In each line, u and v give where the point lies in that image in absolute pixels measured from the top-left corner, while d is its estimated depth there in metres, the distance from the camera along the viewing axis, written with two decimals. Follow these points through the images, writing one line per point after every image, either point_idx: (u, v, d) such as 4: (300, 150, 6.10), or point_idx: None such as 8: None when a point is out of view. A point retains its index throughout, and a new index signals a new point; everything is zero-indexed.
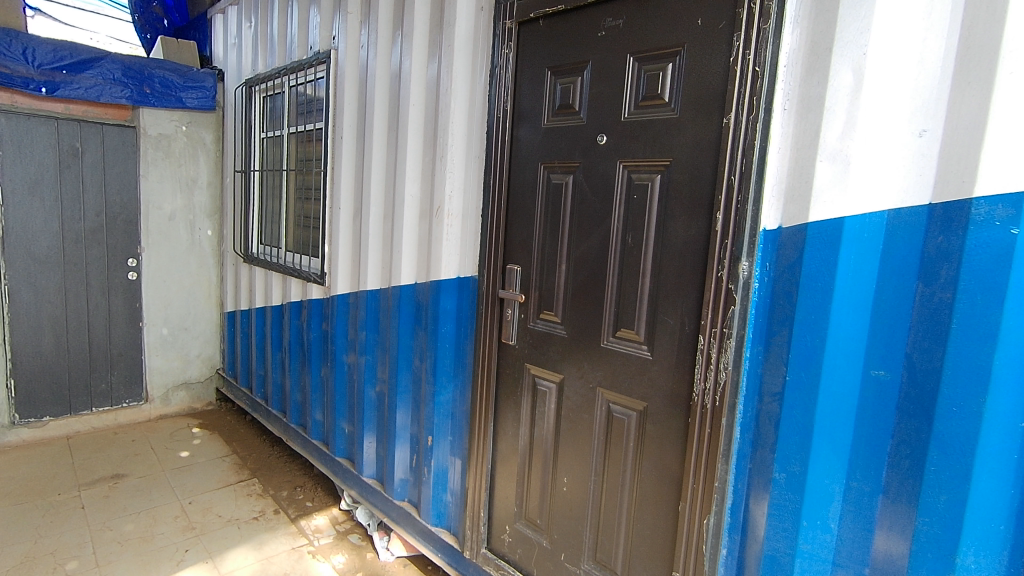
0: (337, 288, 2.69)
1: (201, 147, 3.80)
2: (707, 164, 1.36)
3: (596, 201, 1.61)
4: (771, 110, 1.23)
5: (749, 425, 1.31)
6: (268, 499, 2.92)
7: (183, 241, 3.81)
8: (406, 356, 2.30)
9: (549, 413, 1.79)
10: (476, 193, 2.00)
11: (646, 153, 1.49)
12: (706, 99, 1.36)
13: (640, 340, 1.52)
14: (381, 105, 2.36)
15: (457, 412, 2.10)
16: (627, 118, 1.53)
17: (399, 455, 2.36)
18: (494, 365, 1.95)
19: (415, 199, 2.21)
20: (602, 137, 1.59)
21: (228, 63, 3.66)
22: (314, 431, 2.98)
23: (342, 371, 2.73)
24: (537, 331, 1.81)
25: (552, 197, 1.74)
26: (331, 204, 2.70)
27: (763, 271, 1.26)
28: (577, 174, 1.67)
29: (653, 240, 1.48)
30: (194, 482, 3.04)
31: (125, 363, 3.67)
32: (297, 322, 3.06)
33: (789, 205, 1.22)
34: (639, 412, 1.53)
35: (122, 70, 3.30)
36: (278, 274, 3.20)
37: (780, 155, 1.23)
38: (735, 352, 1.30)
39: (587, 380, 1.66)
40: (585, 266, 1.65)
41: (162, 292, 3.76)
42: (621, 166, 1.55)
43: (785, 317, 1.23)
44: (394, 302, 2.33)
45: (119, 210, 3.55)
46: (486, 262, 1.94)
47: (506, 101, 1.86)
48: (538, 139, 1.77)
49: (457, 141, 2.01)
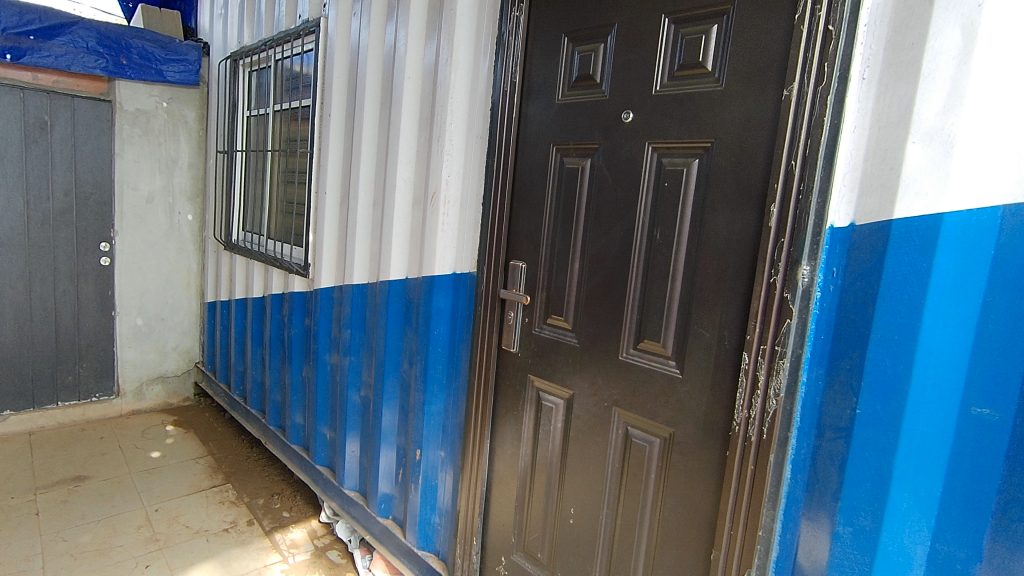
0: (321, 281, 2.45)
1: (182, 125, 3.54)
2: (759, 146, 1.13)
3: (618, 190, 1.37)
4: (847, 77, 1.00)
5: (802, 464, 1.08)
6: (241, 508, 2.69)
7: (161, 225, 3.55)
8: (394, 360, 2.07)
9: (555, 432, 1.55)
10: (477, 177, 1.75)
11: (682, 132, 1.25)
12: (760, 67, 1.13)
13: (668, 355, 1.29)
14: (374, 80, 2.12)
15: (449, 424, 1.87)
16: (659, 91, 1.29)
17: (385, 467, 2.14)
18: (492, 375, 1.72)
19: (408, 184, 1.97)
20: (627, 114, 1.35)
21: (214, 34, 3.40)
22: (294, 435, 2.75)
23: (324, 373, 2.49)
24: (543, 337, 1.57)
25: (565, 184, 1.50)
26: (317, 188, 2.45)
27: (829, 278, 1.03)
28: (596, 157, 1.43)
29: (688, 237, 1.25)
30: (163, 488, 2.80)
31: (95, 355, 3.42)
32: (279, 316, 2.82)
33: (866, 198, 0.99)
34: (664, 439, 1.29)
35: (96, 38, 3.04)
36: (260, 264, 2.94)
37: (856, 135, 1.00)
38: (789, 375, 1.07)
39: (602, 398, 1.42)
40: (603, 264, 1.41)
41: (137, 279, 3.51)
42: (650, 148, 1.31)
43: (856, 334, 1.01)
44: (382, 298, 2.09)
45: (91, 190, 3.28)
46: (487, 257, 1.71)
47: (514, 74, 1.61)
48: (550, 116, 1.54)
49: (457, 120, 1.76)
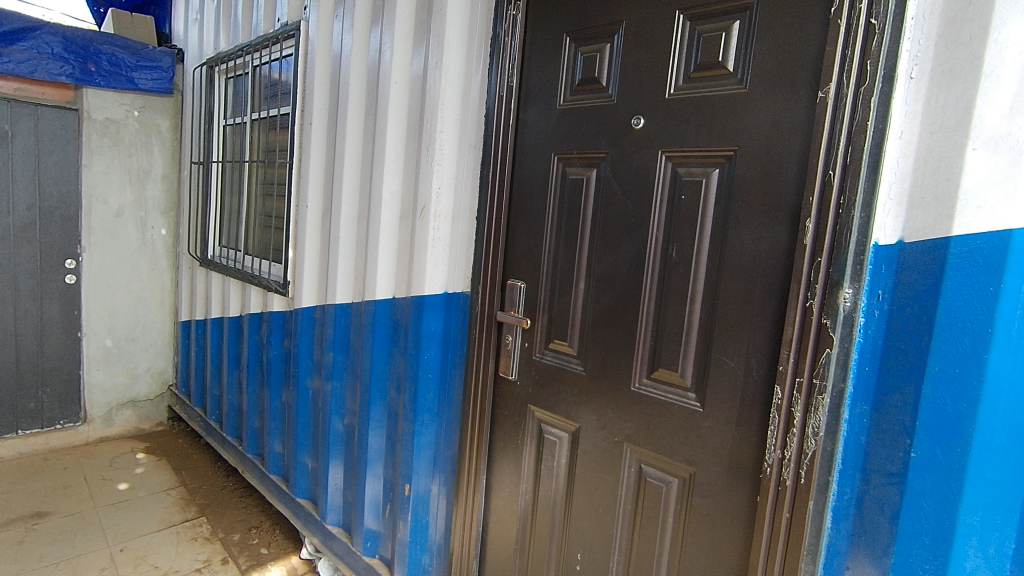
0: (302, 300, 2.29)
1: (155, 135, 3.38)
2: (790, 155, 1.01)
3: (627, 203, 1.25)
4: (893, 76, 0.88)
5: (846, 513, 0.94)
6: (216, 544, 2.50)
7: (132, 240, 3.37)
8: (381, 385, 1.92)
9: (559, 468, 1.41)
10: (471, 189, 1.62)
11: (701, 140, 1.13)
12: (790, 68, 1.02)
13: (687, 386, 1.16)
14: (358, 85, 1.99)
15: (441, 457, 1.71)
16: (673, 94, 1.17)
17: (370, 502, 1.99)
18: (488, 405, 1.59)
19: (395, 197, 1.84)
20: (637, 120, 1.24)
21: (189, 40, 3.25)
22: (272, 464, 2.58)
23: (305, 398, 2.33)
24: (545, 364, 1.44)
25: (569, 197, 1.38)
26: (297, 201, 2.30)
27: (874, 302, 0.91)
28: (602, 167, 1.31)
29: (708, 256, 1.13)
30: (130, 524, 2.61)
31: (60, 380, 3.21)
32: (256, 337, 2.65)
33: (915, 211, 0.87)
34: (683, 480, 1.16)
35: (62, 44, 2.86)
36: (236, 281, 2.78)
37: (904, 141, 0.88)
38: (829, 411, 0.95)
39: (611, 432, 1.29)
40: (611, 285, 1.29)
41: (107, 297, 3.32)
42: (663, 157, 1.19)
43: (908, 366, 0.88)
44: (367, 320, 1.95)
45: (56, 204, 3.09)
46: (482, 276, 1.57)
47: (511, 78, 1.49)
48: (550, 124, 1.42)
49: (448, 127, 1.59)
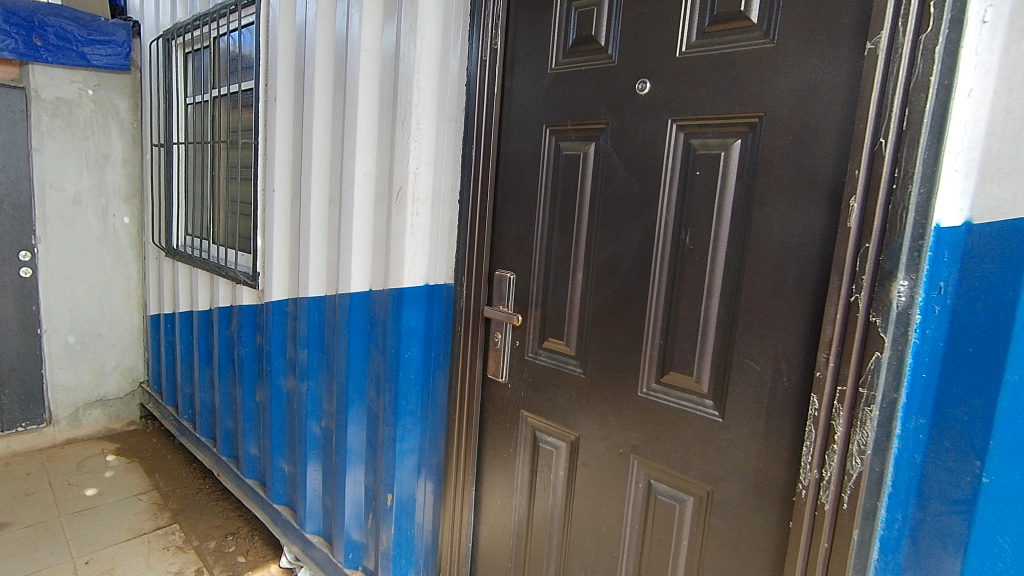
0: (272, 292, 2.11)
1: (112, 116, 3.14)
2: (829, 122, 0.85)
3: (632, 182, 1.09)
4: (962, 19, 0.71)
5: (896, 544, 0.80)
6: (189, 553, 2.34)
7: (92, 230, 3.15)
8: (359, 385, 1.76)
9: (556, 480, 1.27)
10: (452, 169, 1.43)
11: (719, 106, 0.97)
12: (828, 16, 0.85)
13: (703, 394, 1.01)
14: (325, 54, 1.78)
15: (426, 465, 1.55)
16: (684, 53, 1.00)
17: (351, 511, 1.84)
18: (477, 408, 1.43)
19: (369, 179, 1.65)
20: (642, 84, 1.06)
21: (145, 12, 3.00)
22: (247, 467, 2.41)
23: (278, 399, 2.16)
24: (538, 365, 1.28)
25: (564, 176, 1.21)
26: (263, 184, 2.10)
27: (933, 296, 0.76)
28: (601, 141, 1.14)
29: (728, 242, 0.97)
30: (97, 534, 2.44)
31: (19, 381, 2.99)
32: (226, 332, 2.47)
33: (990, 185, 0.71)
34: (700, 499, 1.02)
35: (4, 15, 2.61)
36: (203, 272, 2.58)
37: (976, 100, 0.72)
38: (878, 427, 0.80)
39: (615, 443, 1.14)
40: (613, 276, 1.13)
41: (67, 291, 3.10)
42: (673, 127, 1.03)
43: (977, 374, 0.72)
44: (342, 314, 1.77)
45: (5, 191, 2.83)
46: (467, 266, 1.41)
47: (495, 41, 1.31)
48: (540, 92, 1.24)
49: (425, 99, 1.39)
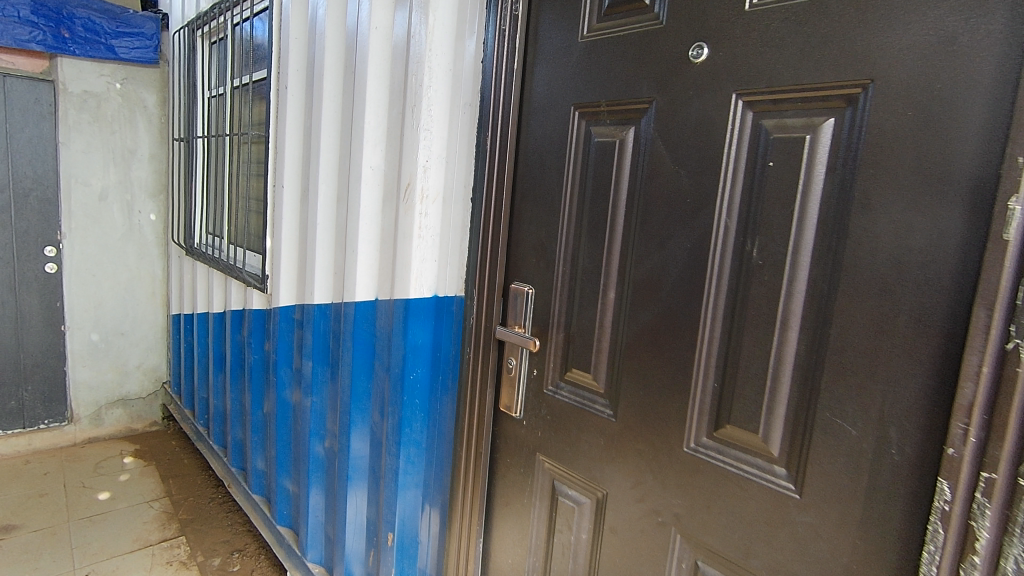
0: (279, 297, 1.94)
1: (140, 110, 3.07)
2: (972, 90, 0.60)
3: (681, 177, 0.84)
4: None
5: None
6: (191, 571, 2.20)
7: (118, 226, 3.09)
8: (363, 405, 1.56)
9: (578, 543, 1.03)
10: (467, 161, 1.21)
11: (804, 73, 0.72)
12: None
13: (773, 459, 0.76)
14: (335, 34, 1.60)
15: (432, 503, 1.33)
16: (756, 7, 0.76)
17: (352, 544, 1.64)
18: (487, 445, 1.21)
19: (376, 174, 1.45)
20: (698, 51, 0.82)
21: (173, 4, 2.92)
22: (255, 482, 2.26)
23: (285, 412, 1.99)
24: (559, 401, 1.05)
25: (595, 169, 0.97)
26: (274, 180, 1.94)
27: None
28: (643, 125, 0.90)
29: (813, 258, 0.72)
30: (102, 543, 2.33)
31: (42, 378, 2.95)
32: (238, 337, 2.33)
33: None
34: None
35: (31, 7, 2.57)
36: (217, 273, 2.45)
37: None
38: None
39: (652, 508, 0.90)
40: (654, 297, 0.88)
41: (91, 288, 3.05)
42: (740, 104, 0.78)
43: None
44: (347, 325, 1.57)
45: (31, 185, 2.79)
46: (480, 276, 1.19)
47: (517, 6, 1.09)
48: (569, 68, 1.01)
49: (437, 81, 1.17)
